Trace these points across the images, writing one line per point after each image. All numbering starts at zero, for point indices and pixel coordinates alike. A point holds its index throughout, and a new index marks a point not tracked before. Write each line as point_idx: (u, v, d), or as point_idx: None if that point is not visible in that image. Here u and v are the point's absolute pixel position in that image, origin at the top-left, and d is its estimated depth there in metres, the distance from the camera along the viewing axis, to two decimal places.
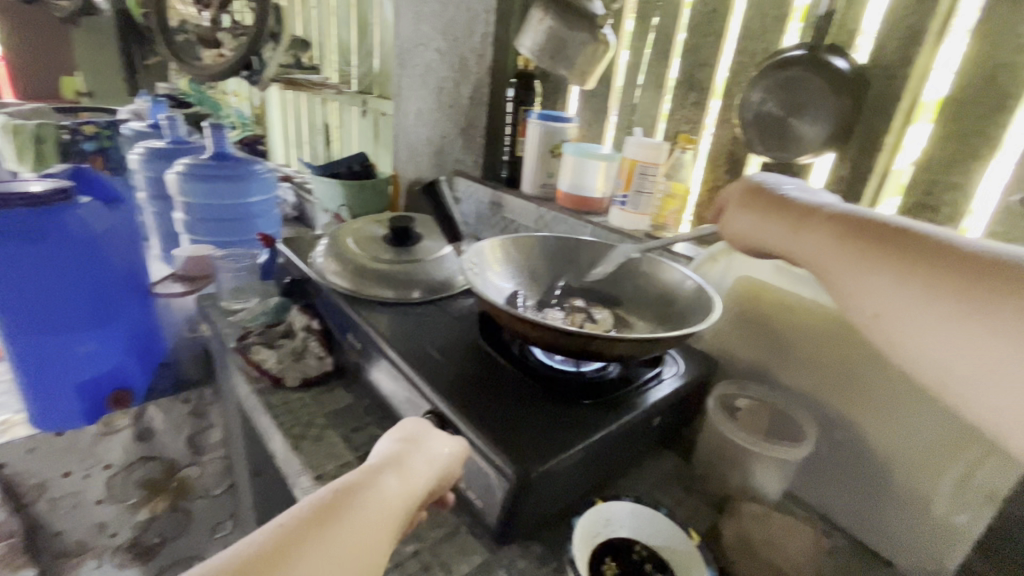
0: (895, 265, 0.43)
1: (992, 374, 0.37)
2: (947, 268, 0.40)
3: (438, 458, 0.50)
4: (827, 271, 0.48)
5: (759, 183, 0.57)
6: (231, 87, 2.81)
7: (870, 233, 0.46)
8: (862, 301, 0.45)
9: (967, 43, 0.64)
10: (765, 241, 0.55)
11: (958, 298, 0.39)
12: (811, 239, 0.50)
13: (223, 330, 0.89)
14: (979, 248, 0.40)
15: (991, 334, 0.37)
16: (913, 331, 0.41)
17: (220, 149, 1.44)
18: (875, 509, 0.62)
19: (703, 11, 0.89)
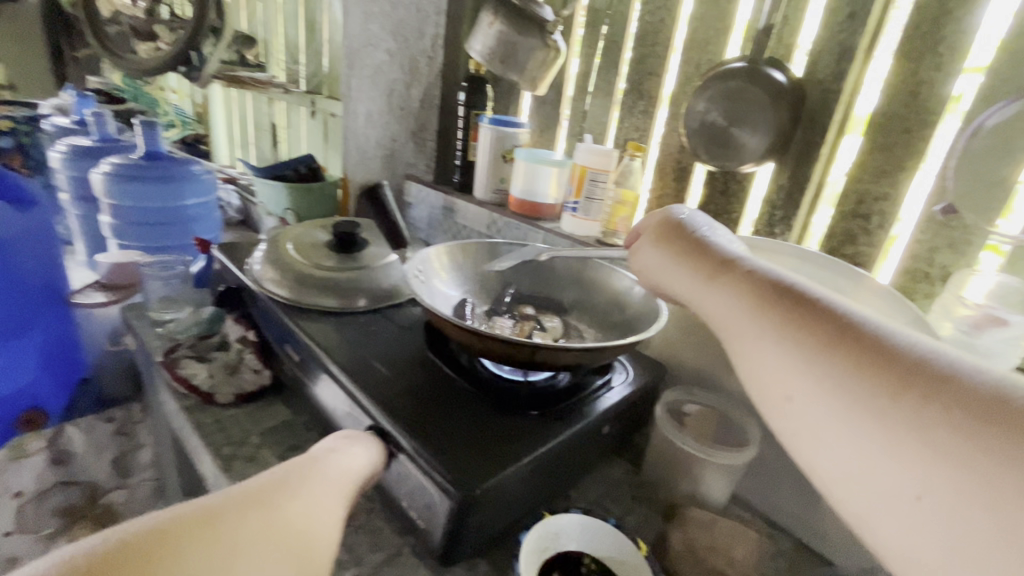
0: (806, 338, 0.35)
1: (893, 489, 0.29)
2: (873, 357, 0.32)
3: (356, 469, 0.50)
4: (737, 335, 0.40)
5: (682, 223, 0.50)
6: (171, 83, 2.66)
7: (782, 297, 0.38)
8: (762, 373, 0.37)
9: (893, 60, 0.68)
10: (677, 289, 0.48)
11: (865, 390, 0.31)
12: (720, 296, 0.43)
13: (150, 343, 0.83)
14: (911, 343, 0.32)
15: (896, 442, 0.29)
16: (813, 422, 0.33)
17: (153, 148, 1.36)
18: (814, 510, 0.64)
19: (651, 22, 0.90)
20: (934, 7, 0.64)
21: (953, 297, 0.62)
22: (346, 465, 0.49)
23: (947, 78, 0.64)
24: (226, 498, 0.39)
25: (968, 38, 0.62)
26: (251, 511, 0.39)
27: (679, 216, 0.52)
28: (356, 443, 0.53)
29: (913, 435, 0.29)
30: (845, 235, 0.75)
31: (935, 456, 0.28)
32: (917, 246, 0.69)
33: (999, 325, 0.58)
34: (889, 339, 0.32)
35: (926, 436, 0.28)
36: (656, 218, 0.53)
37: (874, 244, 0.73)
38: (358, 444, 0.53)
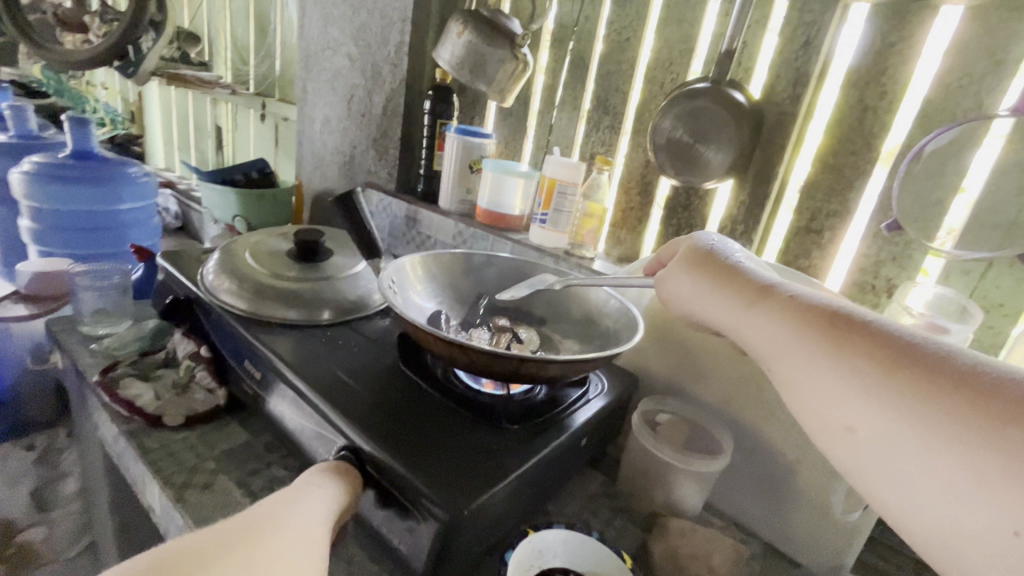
0: (866, 367, 0.35)
1: (984, 524, 0.29)
2: (939, 385, 0.32)
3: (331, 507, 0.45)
4: (788, 364, 0.41)
5: (709, 250, 0.52)
6: (99, 78, 2.49)
7: (834, 325, 0.39)
8: (821, 406, 0.37)
9: (842, 88, 0.73)
10: (714, 317, 0.49)
11: (940, 420, 0.31)
12: (764, 325, 0.43)
13: (82, 361, 0.75)
14: (977, 365, 0.32)
15: (982, 474, 0.29)
16: (885, 456, 0.34)
17: (83, 147, 1.24)
18: (782, 513, 0.66)
19: (617, 41, 0.93)
20: (878, 41, 0.69)
21: (900, 306, 0.64)
22: (317, 505, 0.44)
23: (889, 106, 0.69)
24: (186, 544, 0.35)
25: (908, 70, 0.68)
26: (220, 555, 0.34)
27: (704, 244, 0.53)
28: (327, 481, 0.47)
29: (1000, 465, 0.29)
30: (800, 249, 0.79)
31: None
32: (864, 260, 0.74)
33: (942, 332, 0.60)
34: (953, 363, 0.33)
35: (1015, 466, 0.28)
36: (681, 246, 0.54)
37: (826, 257, 0.77)
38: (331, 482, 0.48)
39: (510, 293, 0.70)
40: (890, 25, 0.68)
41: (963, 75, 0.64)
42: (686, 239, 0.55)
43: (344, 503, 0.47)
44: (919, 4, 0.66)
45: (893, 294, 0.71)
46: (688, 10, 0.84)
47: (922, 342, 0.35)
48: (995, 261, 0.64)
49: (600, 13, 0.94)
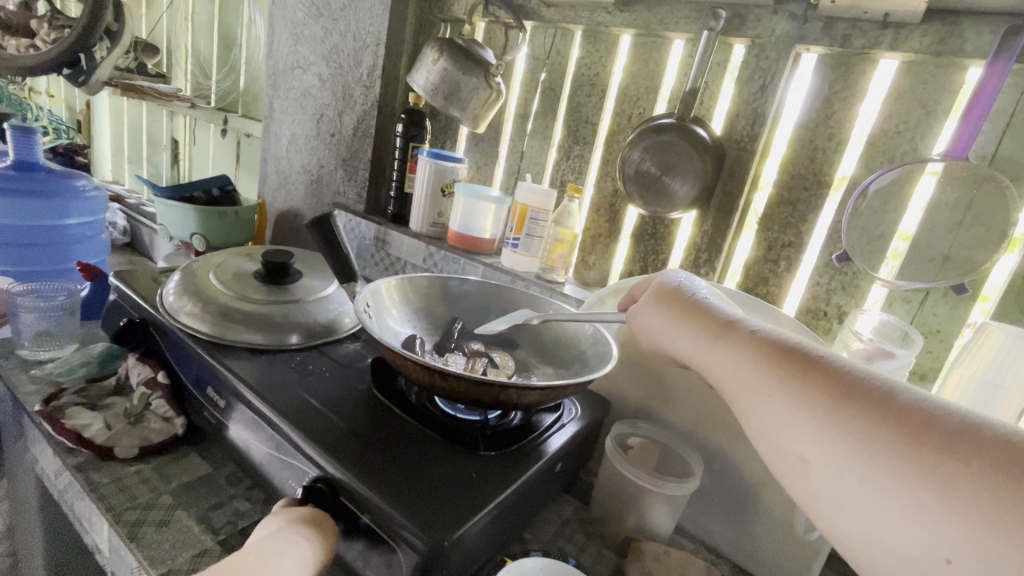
0: (819, 400, 0.37)
1: (920, 552, 0.31)
2: (883, 417, 0.34)
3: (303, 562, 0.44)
4: (747, 395, 0.43)
5: (679, 287, 0.54)
6: (44, 86, 2.38)
7: (790, 359, 0.41)
8: (777, 436, 0.39)
9: (793, 130, 0.79)
10: (681, 350, 0.51)
11: (884, 452, 0.33)
12: (727, 356, 0.45)
13: (22, 388, 0.69)
14: (918, 400, 0.35)
15: (919, 504, 0.31)
16: (834, 485, 0.35)
17: (26, 157, 1.16)
18: (749, 534, 0.68)
19: (587, 75, 0.97)
20: (826, 88, 0.75)
21: (851, 332, 0.68)
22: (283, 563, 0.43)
23: (837, 146, 0.75)
24: None
25: (852, 115, 0.74)
26: None
27: (674, 281, 0.56)
28: (300, 531, 0.46)
29: (935, 494, 0.31)
30: (758, 277, 0.84)
31: (957, 515, 0.30)
32: (817, 288, 0.78)
33: (888, 357, 0.64)
34: (894, 396, 0.35)
35: (949, 496, 0.30)
36: (653, 282, 0.57)
37: (782, 285, 0.82)
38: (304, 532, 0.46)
39: (495, 326, 0.70)
40: (837, 74, 0.74)
41: (898, 123, 0.70)
42: (658, 276, 0.58)
43: (316, 560, 0.45)
44: (861, 57, 0.72)
45: (844, 321, 0.76)
46: (654, 51, 0.89)
47: (869, 378, 0.37)
48: (931, 290, 0.70)
49: (570, 48, 0.98)
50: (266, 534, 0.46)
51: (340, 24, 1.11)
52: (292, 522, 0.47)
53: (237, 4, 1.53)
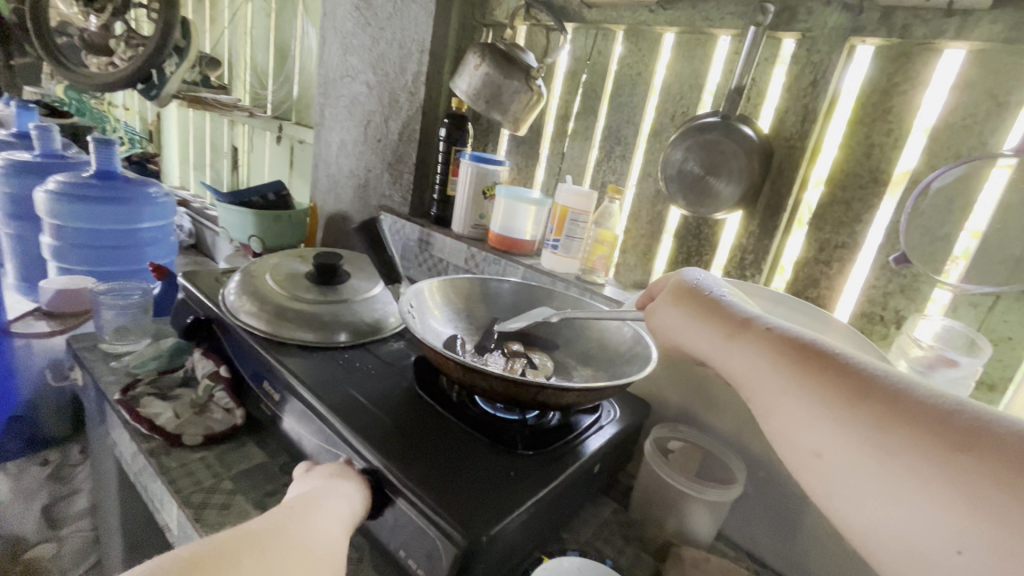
0: (836, 398, 0.37)
1: (933, 543, 0.32)
2: (901, 415, 0.34)
3: (353, 512, 0.50)
4: (762, 392, 0.43)
5: (695, 284, 0.53)
6: (120, 99, 2.59)
7: (807, 356, 0.41)
8: (794, 432, 0.39)
9: (847, 126, 0.75)
10: (696, 346, 0.50)
11: (900, 449, 0.34)
12: (742, 354, 0.45)
13: (103, 378, 0.76)
14: (933, 398, 0.35)
15: (934, 498, 0.32)
16: (851, 480, 0.35)
17: (106, 167, 1.27)
18: (795, 544, 0.66)
19: (629, 74, 0.96)
20: (884, 80, 0.72)
21: (909, 338, 0.65)
22: (336, 513, 0.48)
23: (896, 142, 0.71)
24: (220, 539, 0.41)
25: (913, 107, 0.70)
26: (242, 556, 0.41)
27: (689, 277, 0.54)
28: (346, 485, 0.52)
29: (950, 488, 0.31)
30: (808, 279, 0.81)
31: (971, 509, 0.30)
32: (872, 291, 0.75)
33: (951, 366, 0.61)
34: (912, 394, 0.35)
35: (964, 492, 0.31)
36: (670, 280, 0.56)
37: (834, 288, 0.78)
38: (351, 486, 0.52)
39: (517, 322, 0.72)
40: (896, 66, 0.71)
41: (966, 115, 0.66)
42: (675, 274, 0.57)
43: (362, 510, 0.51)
44: (923, 47, 0.68)
45: (902, 326, 0.72)
46: (699, 48, 0.87)
47: (886, 375, 0.37)
48: (1001, 294, 0.65)
49: (612, 48, 0.98)
50: (319, 485, 0.51)
51: (387, 33, 1.15)
52: (339, 477, 0.53)
53: (291, 18, 1.61)
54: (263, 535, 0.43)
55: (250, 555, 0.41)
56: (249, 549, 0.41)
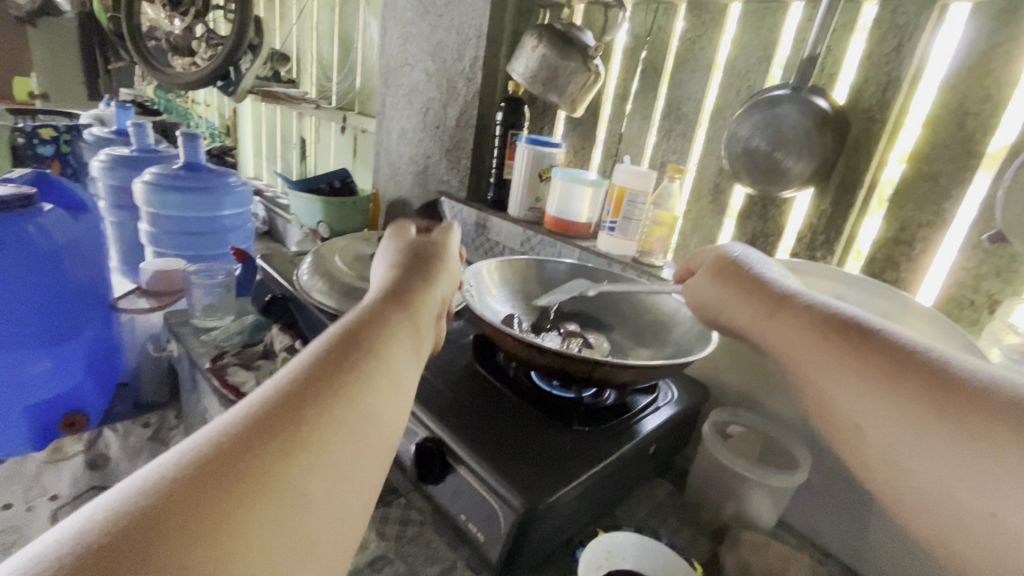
0: (872, 371, 0.39)
1: (968, 509, 0.33)
2: (936, 388, 0.36)
3: (425, 329, 0.49)
4: (802, 365, 0.45)
5: (735, 261, 0.57)
6: (202, 97, 2.80)
7: (844, 332, 0.43)
8: (833, 403, 0.41)
9: (938, 94, 0.69)
10: (738, 322, 0.53)
11: (937, 419, 0.35)
12: (783, 329, 0.47)
13: (196, 350, 0.84)
14: (971, 372, 0.36)
15: (968, 464, 0.33)
16: (890, 448, 0.37)
17: (192, 158, 1.39)
18: (864, 536, 0.64)
19: (691, 49, 0.92)
20: (982, 41, 0.64)
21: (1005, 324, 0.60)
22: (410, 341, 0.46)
23: (994, 109, 0.64)
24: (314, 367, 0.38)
25: (1016, 71, 0.62)
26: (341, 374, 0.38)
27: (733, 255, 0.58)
28: (414, 283, 0.51)
29: (981, 456, 0.33)
30: (887, 260, 0.75)
31: (1001, 473, 0.32)
32: (962, 274, 0.68)
33: None
34: (949, 370, 0.37)
35: (997, 460, 0.32)
36: (709, 256, 0.60)
37: (917, 269, 0.73)
38: (420, 282, 0.52)
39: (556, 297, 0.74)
40: (998, 24, 0.63)
41: None
42: (714, 248, 0.60)
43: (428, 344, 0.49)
44: None
45: (996, 311, 0.66)
46: (768, 17, 0.82)
47: (924, 351, 0.39)
48: None
49: (673, 24, 0.94)
50: (386, 288, 0.50)
51: (445, 20, 1.17)
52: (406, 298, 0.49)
53: (354, 11, 1.67)
54: (359, 332, 0.42)
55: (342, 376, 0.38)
56: (349, 360, 0.39)
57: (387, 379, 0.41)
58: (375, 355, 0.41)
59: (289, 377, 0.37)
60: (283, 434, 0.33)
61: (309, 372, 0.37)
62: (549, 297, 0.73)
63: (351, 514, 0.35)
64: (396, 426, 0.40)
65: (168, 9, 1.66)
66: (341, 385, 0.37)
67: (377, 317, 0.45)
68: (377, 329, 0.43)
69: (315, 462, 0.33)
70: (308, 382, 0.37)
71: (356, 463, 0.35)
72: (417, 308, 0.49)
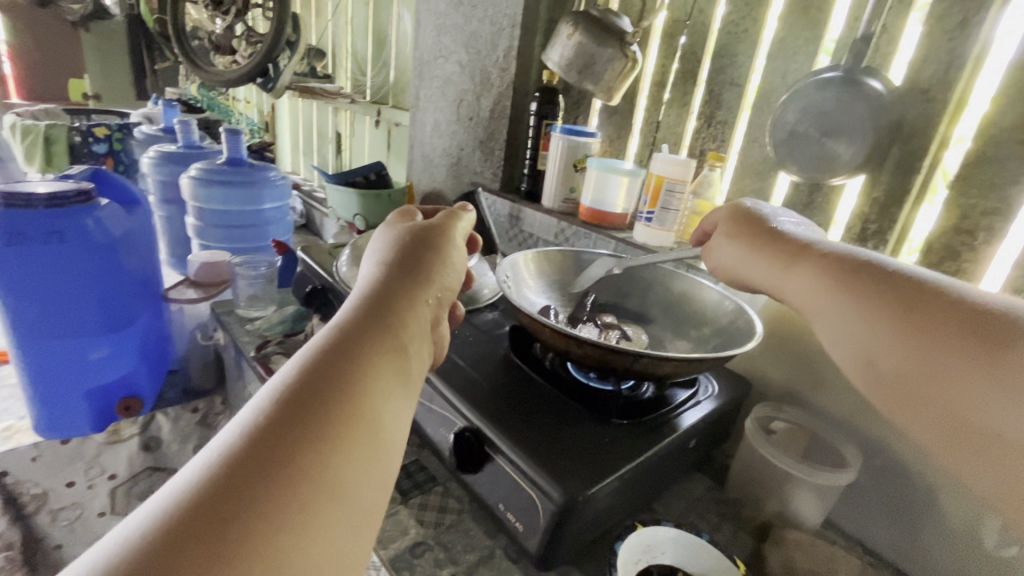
0: (886, 310, 0.43)
1: (985, 431, 0.36)
2: (946, 318, 0.40)
3: (414, 358, 0.41)
4: (819, 311, 0.48)
5: (748, 215, 0.60)
6: (242, 95, 2.89)
7: (860, 276, 0.46)
8: (850, 343, 0.45)
9: (1008, 72, 0.64)
10: (753, 277, 0.57)
11: (948, 349, 0.39)
12: (800, 280, 0.51)
13: (241, 338, 0.88)
14: (978, 302, 0.40)
15: (983, 389, 0.36)
16: (903, 377, 0.41)
17: (235, 154, 1.44)
18: (918, 538, 0.61)
19: (734, 31, 0.89)
20: None
21: None
22: (394, 379, 0.38)
23: None
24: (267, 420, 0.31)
25: None
26: (305, 424, 0.32)
27: (746, 209, 0.61)
28: (400, 297, 0.44)
29: (990, 377, 0.36)
30: (946, 250, 0.71)
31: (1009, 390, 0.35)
32: None
33: None
34: (956, 300, 0.41)
35: (1006, 380, 0.35)
36: (724, 214, 0.62)
37: (978, 260, 0.68)
38: (407, 289, 0.45)
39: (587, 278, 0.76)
40: None
41: None
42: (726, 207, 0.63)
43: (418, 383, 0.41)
44: None
45: None
46: None
47: (934, 283, 0.43)
48: None
49: (715, 7, 0.91)
50: (363, 307, 0.42)
51: (479, 10, 1.16)
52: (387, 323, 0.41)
53: (388, 4, 1.67)
54: (328, 364, 0.35)
55: (307, 432, 0.31)
56: (314, 407, 0.33)
57: (367, 418, 0.34)
58: (348, 399, 0.34)
59: (242, 434, 0.31)
60: (239, 509, 0.27)
61: (267, 424, 0.31)
62: (581, 275, 0.76)
63: (340, 563, 0.29)
64: (381, 472, 0.34)
65: (211, 8, 1.71)
66: (306, 436, 0.31)
67: (354, 339, 0.38)
68: (353, 357, 0.37)
69: (289, 516, 0.28)
70: (266, 436, 0.30)
71: (328, 527, 0.29)
72: (403, 323, 0.42)
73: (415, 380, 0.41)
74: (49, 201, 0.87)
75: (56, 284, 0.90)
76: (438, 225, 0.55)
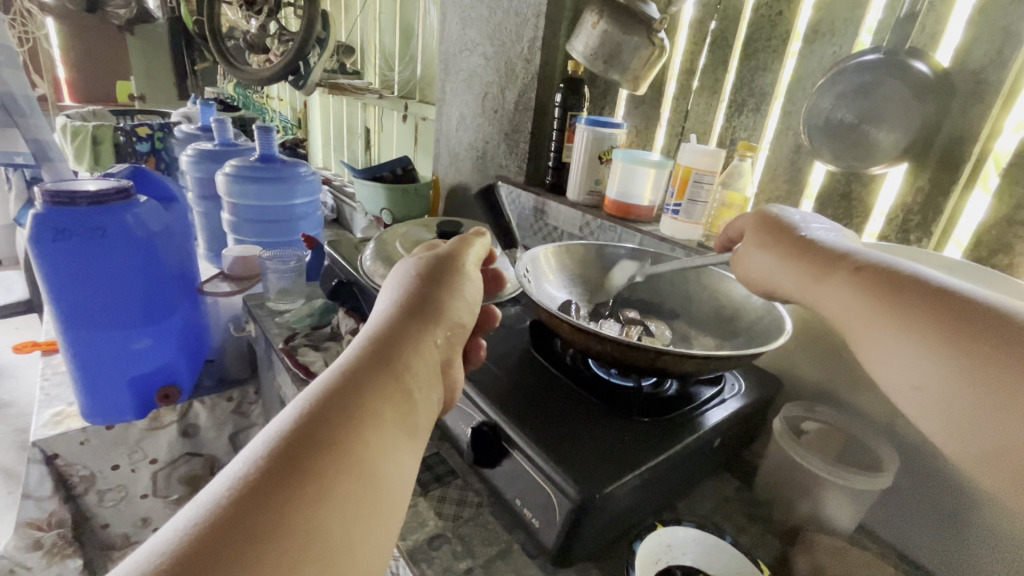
0: (932, 333, 0.40)
1: None
2: (1003, 344, 0.36)
3: (420, 404, 0.41)
4: (858, 330, 0.45)
5: (776, 221, 0.55)
6: (276, 92, 2.97)
7: (903, 292, 0.43)
8: (893, 366, 0.42)
9: None
10: (784, 287, 0.53)
11: (1006, 380, 0.35)
12: (836, 296, 0.47)
13: (271, 331, 0.90)
14: None
15: None
16: (951, 408, 0.38)
17: (267, 151, 1.47)
18: (961, 547, 0.58)
19: (767, 15, 0.85)
20: None
21: None
22: (396, 427, 0.38)
23: None
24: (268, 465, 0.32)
25: None
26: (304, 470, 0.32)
27: (772, 216, 0.56)
28: (407, 337, 0.44)
29: None
30: (997, 243, 0.66)
31: None
32: None
33: None
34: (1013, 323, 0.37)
35: None
36: (749, 219, 0.58)
37: None
38: (412, 329, 0.45)
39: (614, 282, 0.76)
40: None
41: None
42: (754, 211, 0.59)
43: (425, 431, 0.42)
44: None
45: None
46: None
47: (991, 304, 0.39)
48: None
49: None
50: (368, 348, 0.42)
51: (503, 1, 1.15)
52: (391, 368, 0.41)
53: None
54: (329, 405, 0.36)
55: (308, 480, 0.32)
56: (311, 453, 0.33)
57: (366, 467, 0.35)
58: (347, 447, 0.34)
59: (244, 476, 0.31)
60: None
61: (267, 467, 0.32)
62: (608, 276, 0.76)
63: None
64: (384, 523, 0.35)
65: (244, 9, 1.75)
66: (307, 480, 0.32)
67: (354, 385, 0.38)
68: (357, 404, 0.37)
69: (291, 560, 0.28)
70: (272, 475, 0.31)
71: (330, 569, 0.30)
72: (406, 367, 0.42)
73: (419, 425, 0.41)
74: (90, 199, 0.90)
75: (99, 278, 0.93)
76: (451, 255, 0.54)
